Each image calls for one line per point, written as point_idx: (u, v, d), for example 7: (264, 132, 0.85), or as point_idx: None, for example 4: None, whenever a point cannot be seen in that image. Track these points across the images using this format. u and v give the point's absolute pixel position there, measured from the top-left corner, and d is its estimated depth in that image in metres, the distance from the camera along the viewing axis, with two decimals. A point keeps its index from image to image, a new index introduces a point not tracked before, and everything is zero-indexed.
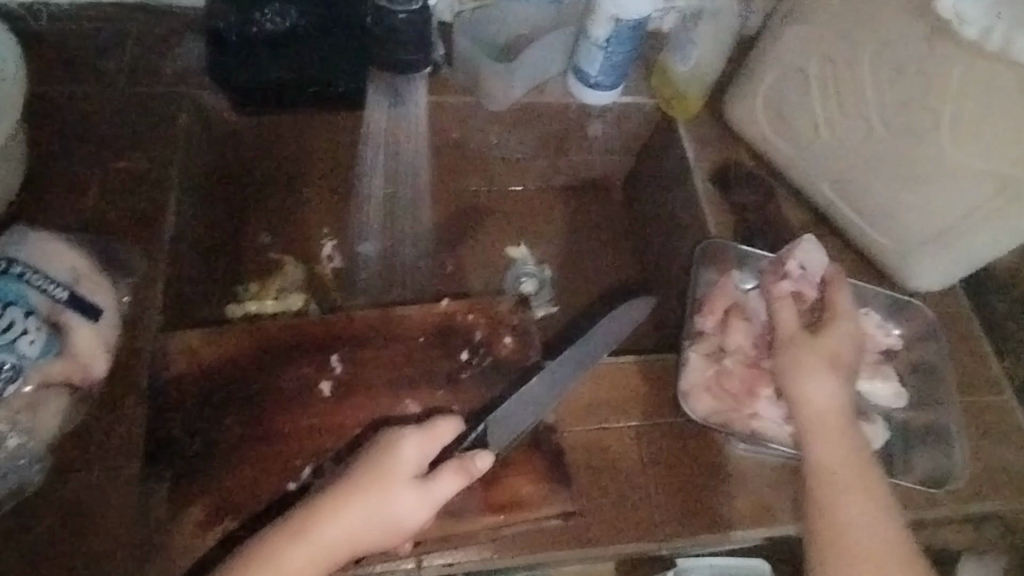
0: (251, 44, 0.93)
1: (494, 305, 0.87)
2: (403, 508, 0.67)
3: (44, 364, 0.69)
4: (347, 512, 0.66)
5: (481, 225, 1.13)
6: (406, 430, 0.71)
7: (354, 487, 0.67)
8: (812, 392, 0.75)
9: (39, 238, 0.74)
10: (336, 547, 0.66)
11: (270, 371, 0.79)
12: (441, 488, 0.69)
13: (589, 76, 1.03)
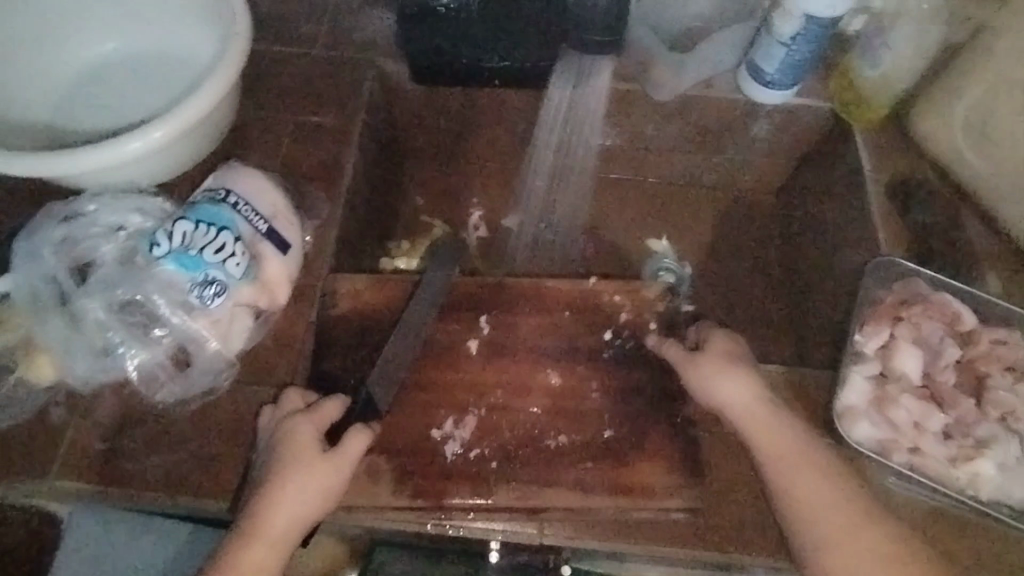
0: (437, 15, 0.95)
1: (641, 290, 0.88)
2: (324, 479, 0.69)
3: (242, 286, 0.76)
4: (284, 495, 0.67)
5: (628, 212, 1.13)
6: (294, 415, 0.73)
7: (292, 465, 0.69)
8: (723, 399, 0.75)
9: (246, 170, 0.81)
10: (292, 531, 0.67)
11: (424, 324, 0.85)
12: (348, 449, 0.71)
13: (765, 73, 0.99)
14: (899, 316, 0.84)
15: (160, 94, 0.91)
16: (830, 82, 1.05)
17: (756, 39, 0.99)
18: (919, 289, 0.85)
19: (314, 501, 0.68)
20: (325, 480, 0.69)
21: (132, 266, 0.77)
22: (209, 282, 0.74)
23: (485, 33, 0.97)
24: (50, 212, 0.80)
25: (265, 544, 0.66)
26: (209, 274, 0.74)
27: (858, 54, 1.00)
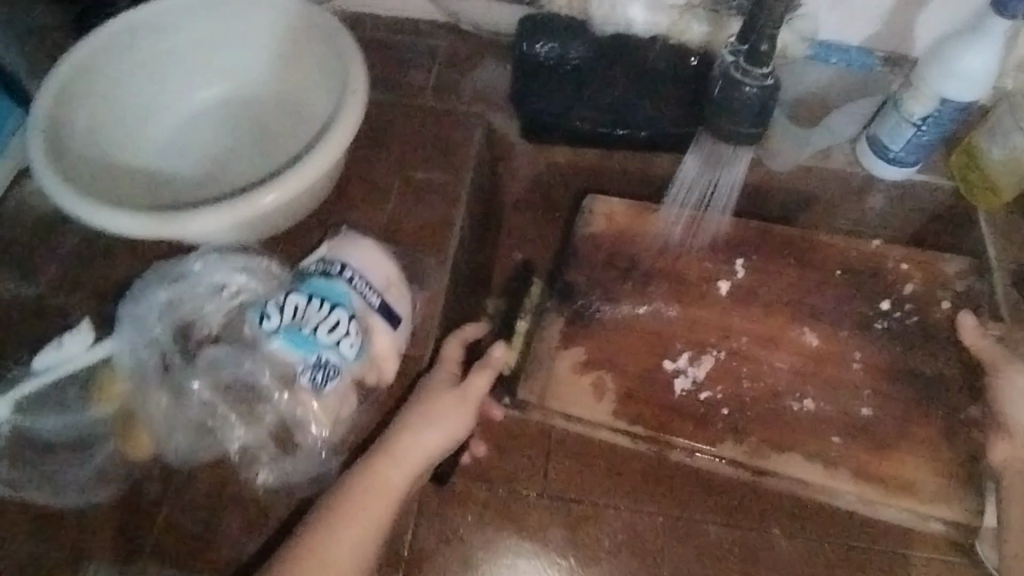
0: (550, 74, 0.93)
1: (936, 265, 0.91)
2: (438, 425, 0.73)
3: (355, 366, 0.72)
4: (418, 419, 0.73)
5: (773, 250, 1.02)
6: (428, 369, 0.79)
7: (411, 411, 0.74)
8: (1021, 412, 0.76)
9: (359, 240, 0.77)
10: (407, 475, 0.71)
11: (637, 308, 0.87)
12: (474, 383, 0.76)
13: (889, 150, 0.93)
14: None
15: (267, 145, 0.90)
16: (952, 156, 0.97)
17: (881, 113, 0.93)
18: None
19: (427, 453, 0.72)
20: (439, 430, 0.73)
21: (239, 339, 0.73)
22: (322, 366, 0.69)
23: (600, 91, 0.93)
24: (156, 274, 0.78)
25: (398, 465, 0.71)
26: (322, 357, 0.69)
27: (984, 134, 0.92)
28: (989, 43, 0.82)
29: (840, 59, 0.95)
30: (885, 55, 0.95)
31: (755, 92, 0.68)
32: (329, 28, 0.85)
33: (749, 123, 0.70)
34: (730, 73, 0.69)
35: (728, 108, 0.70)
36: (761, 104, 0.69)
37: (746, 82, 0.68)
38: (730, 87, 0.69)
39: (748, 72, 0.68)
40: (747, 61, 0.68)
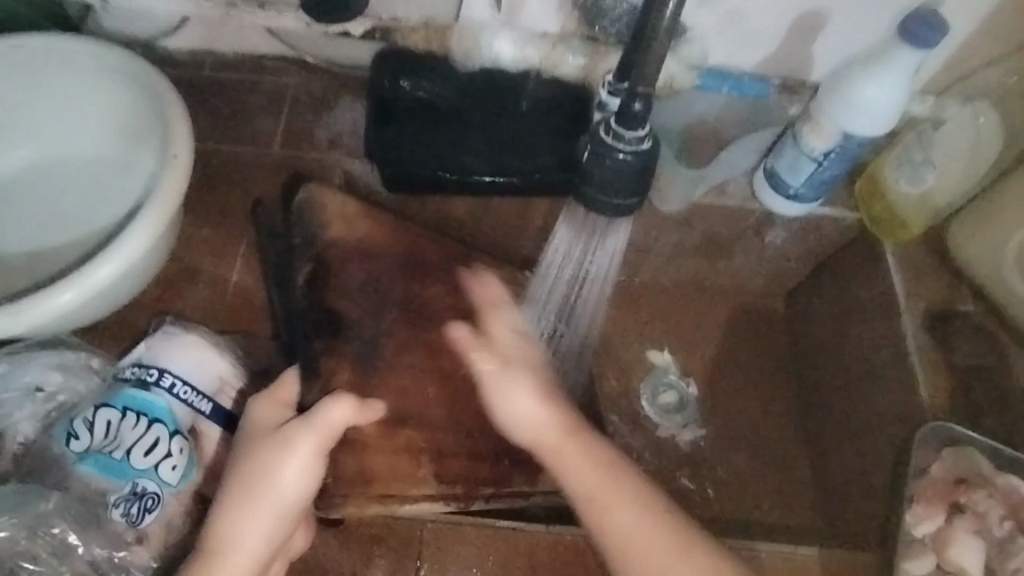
0: (402, 112, 0.83)
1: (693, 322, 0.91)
2: (300, 470, 0.61)
3: (181, 489, 0.66)
4: (261, 469, 0.61)
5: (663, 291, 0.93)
6: (256, 403, 0.66)
7: (258, 460, 0.61)
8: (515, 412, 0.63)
9: (186, 340, 0.70)
10: (262, 535, 0.60)
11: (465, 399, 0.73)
12: (327, 417, 0.62)
13: (789, 187, 0.85)
14: (958, 501, 0.70)
15: (86, 212, 0.79)
16: (857, 186, 0.91)
17: (779, 144, 0.86)
18: (978, 468, 0.71)
19: (274, 500, 0.61)
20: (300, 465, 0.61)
21: (48, 462, 0.67)
22: (138, 495, 0.64)
23: (463, 133, 0.83)
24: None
25: (249, 532, 0.60)
26: (137, 484, 0.64)
27: (891, 165, 0.86)
28: (893, 75, 0.75)
29: (731, 86, 0.88)
30: (780, 82, 0.88)
31: (630, 157, 0.64)
32: (144, 79, 0.76)
33: (624, 190, 0.66)
34: (602, 136, 0.64)
35: (602, 176, 0.65)
36: (637, 169, 0.64)
37: (618, 148, 0.63)
38: (602, 151, 0.64)
39: (620, 135, 0.63)
40: (619, 123, 0.63)
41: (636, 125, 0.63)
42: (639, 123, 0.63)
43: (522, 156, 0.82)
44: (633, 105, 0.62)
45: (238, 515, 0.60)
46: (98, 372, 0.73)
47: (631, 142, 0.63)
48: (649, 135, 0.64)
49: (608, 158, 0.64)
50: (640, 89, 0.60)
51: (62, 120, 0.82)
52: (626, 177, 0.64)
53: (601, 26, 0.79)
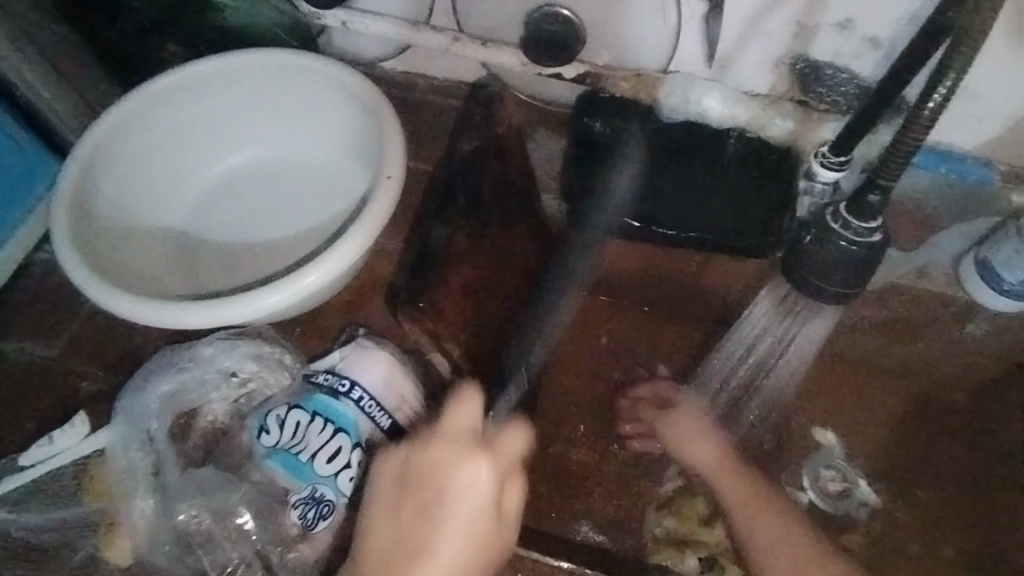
0: (603, 151, 0.85)
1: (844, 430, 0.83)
2: (480, 489, 0.46)
3: (355, 501, 0.66)
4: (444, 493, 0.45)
5: (872, 382, 0.84)
6: (455, 411, 0.48)
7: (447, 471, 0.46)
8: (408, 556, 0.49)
9: (371, 354, 0.70)
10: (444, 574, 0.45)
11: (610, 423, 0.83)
12: (511, 447, 0.47)
13: (1003, 282, 0.79)
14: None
15: (291, 220, 0.86)
16: None
17: (993, 235, 0.80)
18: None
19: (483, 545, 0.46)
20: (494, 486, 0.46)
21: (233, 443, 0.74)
22: (316, 500, 0.65)
23: (664, 187, 0.83)
24: (156, 365, 0.77)
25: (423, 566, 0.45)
26: (316, 489, 0.66)
27: None
28: None
29: (950, 168, 0.82)
30: (1007, 169, 0.81)
31: (854, 248, 0.62)
32: (368, 100, 0.80)
33: (839, 279, 0.64)
34: (829, 221, 0.63)
35: (821, 263, 0.64)
36: (862, 261, 0.62)
37: (843, 235, 0.62)
38: (826, 237, 0.63)
39: (848, 223, 0.62)
40: (849, 210, 0.62)
41: (869, 216, 0.61)
42: (874, 214, 0.61)
43: (716, 220, 0.82)
44: (867, 196, 0.60)
45: (443, 562, 0.45)
46: (288, 368, 0.77)
47: (858, 234, 0.62)
48: (881, 228, 0.62)
49: (831, 245, 0.62)
50: (880, 180, 0.58)
51: (287, 125, 0.89)
52: (842, 270, 0.64)
53: (817, 93, 0.80)
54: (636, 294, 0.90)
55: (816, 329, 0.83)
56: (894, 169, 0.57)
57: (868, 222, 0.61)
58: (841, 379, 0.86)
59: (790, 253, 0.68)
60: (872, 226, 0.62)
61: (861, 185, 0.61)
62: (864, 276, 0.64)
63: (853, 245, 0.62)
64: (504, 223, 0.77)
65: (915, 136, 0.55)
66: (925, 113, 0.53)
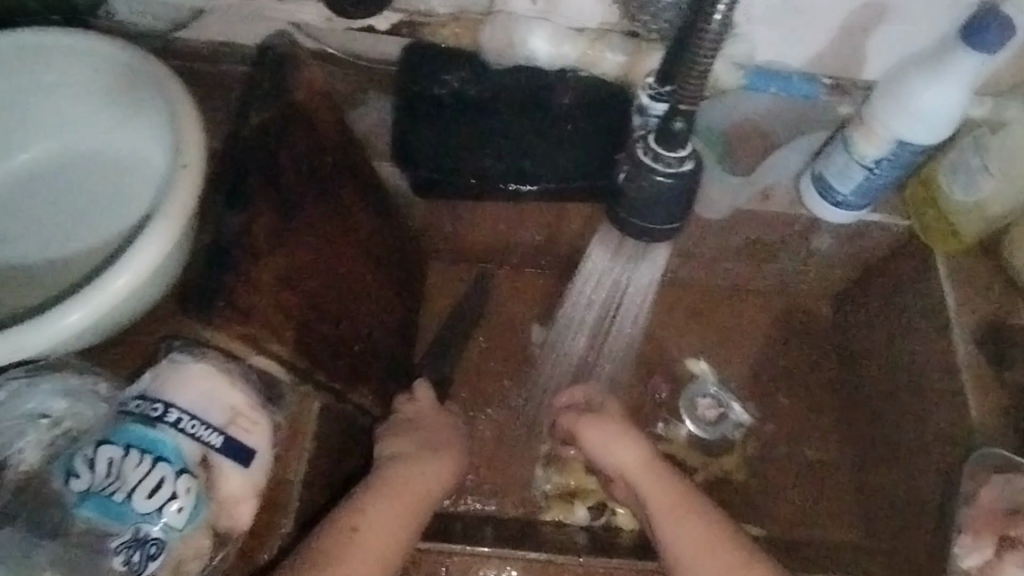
0: (436, 108, 0.80)
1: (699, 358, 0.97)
2: None
3: (189, 535, 0.57)
4: None
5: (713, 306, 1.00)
6: None
7: None
8: None
9: (186, 368, 0.60)
10: None
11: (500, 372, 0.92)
12: None
13: (837, 194, 0.80)
14: (1008, 535, 0.64)
15: (88, 225, 0.74)
16: (908, 194, 0.86)
17: (828, 146, 0.80)
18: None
19: None
20: None
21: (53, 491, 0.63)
22: (140, 542, 0.55)
23: (502, 139, 0.80)
24: None
25: None
26: (140, 529, 0.55)
27: (945, 172, 0.80)
28: (957, 75, 0.69)
29: (779, 87, 0.80)
30: (830, 81, 0.81)
31: (671, 182, 0.55)
32: (148, 73, 0.70)
33: (661, 218, 0.57)
34: (640, 155, 0.55)
35: (637, 203, 0.56)
36: (677, 194, 0.55)
37: (657, 169, 0.54)
38: (638, 174, 0.55)
39: (659, 155, 0.54)
40: (658, 139, 0.54)
41: (677, 142, 0.54)
42: (683, 140, 0.54)
43: (555, 164, 0.79)
44: (672, 123, 0.53)
45: None
46: (107, 397, 0.67)
47: (670, 165, 0.54)
48: (692, 155, 0.55)
49: (646, 182, 0.55)
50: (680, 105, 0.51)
51: (66, 120, 0.77)
52: (658, 209, 0.56)
53: (644, 21, 0.76)
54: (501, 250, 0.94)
55: (654, 266, 0.76)
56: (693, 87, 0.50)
57: (680, 151, 0.54)
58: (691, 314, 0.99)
59: (609, 194, 0.60)
60: (683, 156, 0.55)
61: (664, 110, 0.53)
62: (683, 212, 0.57)
63: (666, 177, 0.55)
64: (322, 198, 0.69)
65: (708, 47, 0.48)
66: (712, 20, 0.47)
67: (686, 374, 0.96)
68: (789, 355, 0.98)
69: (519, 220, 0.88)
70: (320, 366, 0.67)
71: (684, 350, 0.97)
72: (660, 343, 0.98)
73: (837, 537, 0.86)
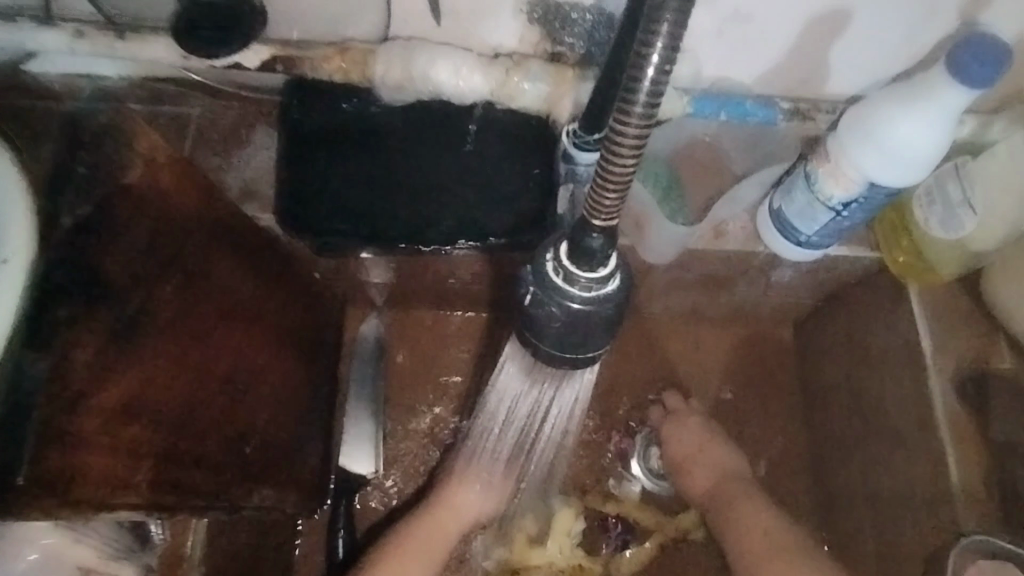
0: (331, 147, 0.68)
1: (649, 406, 0.88)
2: None
3: None
4: None
5: (663, 343, 0.91)
6: None
7: None
8: None
9: (14, 538, 0.54)
10: None
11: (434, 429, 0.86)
12: None
13: (800, 233, 0.69)
14: None
15: None
16: (880, 227, 0.76)
17: (788, 177, 0.70)
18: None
19: None
20: None
21: None
22: None
23: (407, 186, 0.68)
24: None
25: None
26: None
27: (919, 203, 0.70)
28: (936, 111, 0.60)
29: (730, 113, 0.69)
30: (790, 106, 0.70)
31: (587, 309, 0.49)
32: None
33: (576, 344, 0.51)
34: (548, 273, 0.49)
35: (548, 329, 0.50)
36: (594, 322, 0.49)
37: (571, 294, 0.48)
38: (549, 297, 0.49)
39: (573, 276, 0.48)
40: (570, 258, 0.48)
41: (595, 264, 0.48)
42: (599, 262, 0.47)
43: (471, 217, 0.67)
44: (586, 242, 0.46)
45: None
46: None
47: (586, 289, 0.48)
48: (613, 274, 0.49)
49: (557, 307, 0.49)
50: (595, 220, 0.45)
51: None
52: (575, 335, 0.50)
53: (567, 43, 0.65)
54: (425, 291, 0.84)
55: (575, 391, 0.66)
56: (608, 202, 0.44)
57: (599, 272, 0.48)
58: (640, 352, 0.90)
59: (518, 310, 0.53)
60: (601, 280, 0.48)
61: (575, 225, 0.47)
62: (607, 334, 0.51)
63: (583, 303, 0.48)
64: (184, 287, 0.56)
65: (624, 159, 0.42)
66: (628, 131, 0.41)
67: (637, 419, 0.87)
68: (748, 390, 0.90)
69: (444, 266, 0.78)
70: (197, 491, 0.57)
71: (634, 393, 0.89)
72: (611, 386, 0.89)
73: None
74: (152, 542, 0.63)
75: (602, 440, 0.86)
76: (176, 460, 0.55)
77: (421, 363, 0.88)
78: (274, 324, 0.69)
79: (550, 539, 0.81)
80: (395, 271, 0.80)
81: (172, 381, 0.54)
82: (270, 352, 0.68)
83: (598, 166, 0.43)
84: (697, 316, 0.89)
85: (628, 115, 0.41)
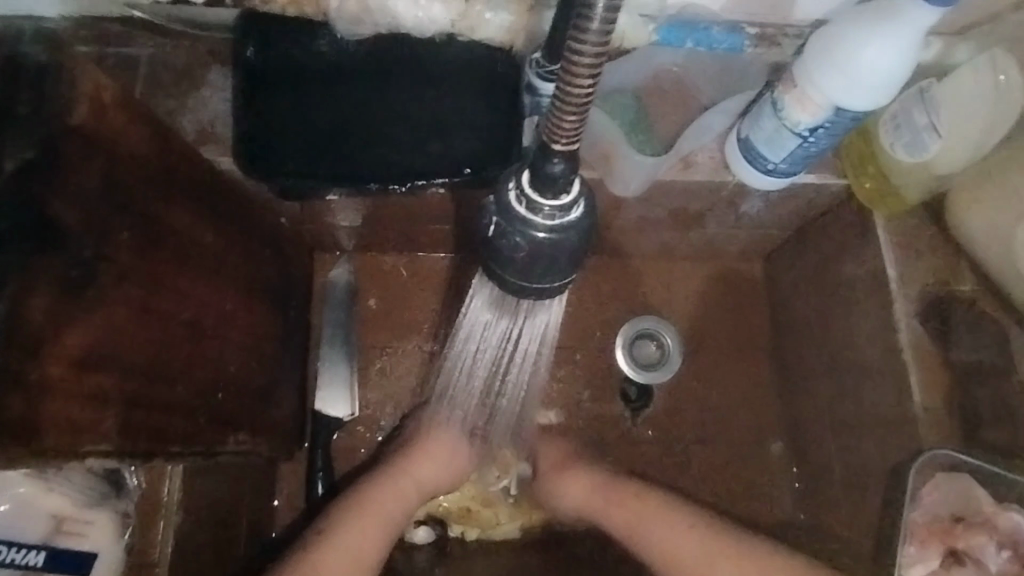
0: (288, 87, 0.66)
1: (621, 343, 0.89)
2: None
3: None
4: None
5: (636, 280, 0.92)
6: None
7: None
8: None
9: None
10: None
11: (410, 372, 0.86)
12: None
13: (767, 162, 0.69)
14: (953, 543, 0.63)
15: None
16: (846, 153, 0.75)
17: (755, 106, 0.69)
18: (977, 503, 0.65)
19: None
20: None
21: None
22: None
23: (369, 124, 0.67)
24: None
25: None
26: None
27: (885, 127, 0.69)
28: (896, 30, 0.59)
29: (697, 40, 0.69)
30: (757, 31, 0.70)
31: (551, 237, 0.48)
32: None
33: (541, 274, 0.51)
34: (511, 202, 0.48)
35: (514, 257, 0.50)
36: (558, 252, 0.49)
37: (535, 224, 0.48)
38: (513, 227, 0.48)
39: (536, 205, 0.48)
40: (532, 185, 0.47)
41: (557, 190, 0.47)
42: (562, 188, 0.47)
43: (438, 154, 0.66)
44: (549, 166, 0.46)
45: None
46: None
47: (550, 218, 0.48)
48: (578, 200, 0.48)
49: (521, 237, 0.48)
50: (555, 144, 0.45)
51: None
52: (546, 263, 0.50)
53: None
54: (394, 235, 0.84)
55: (548, 315, 0.65)
56: (569, 124, 0.44)
57: (564, 197, 0.48)
58: (613, 290, 0.91)
59: (480, 241, 0.53)
60: (565, 206, 0.48)
61: (538, 150, 0.46)
62: (577, 259, 0.51)
63: (547, 233, 0.48)
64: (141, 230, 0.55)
65: (583, 79, 0.41)
66: (585, 49, 0.40)
67: (610, 356, 0.89)
68: (719, 324, 0.92)
69: (410, 208, 0.78)
70: (166, 439, 0.57)
71: (605, 332, 0.90)
72: (585, 325, 0.90)
73: (777, 512, 0.86)
74: (128, 489, 0.59)
75: (575, 376, 0.88)
76: (144, 408, 0.54)
77: (394, 308, 0.88)
78: (240, 268, 0.68)
79: (466, 484, 0.84)
80: (363, 214, 0.79)
81: (131, 328, 0.53)
82: (236, 299, 0.67)
83: (555, 91, 0.43)
84: (668, 253, 0.90)
85: (585, 34, 0.40)
